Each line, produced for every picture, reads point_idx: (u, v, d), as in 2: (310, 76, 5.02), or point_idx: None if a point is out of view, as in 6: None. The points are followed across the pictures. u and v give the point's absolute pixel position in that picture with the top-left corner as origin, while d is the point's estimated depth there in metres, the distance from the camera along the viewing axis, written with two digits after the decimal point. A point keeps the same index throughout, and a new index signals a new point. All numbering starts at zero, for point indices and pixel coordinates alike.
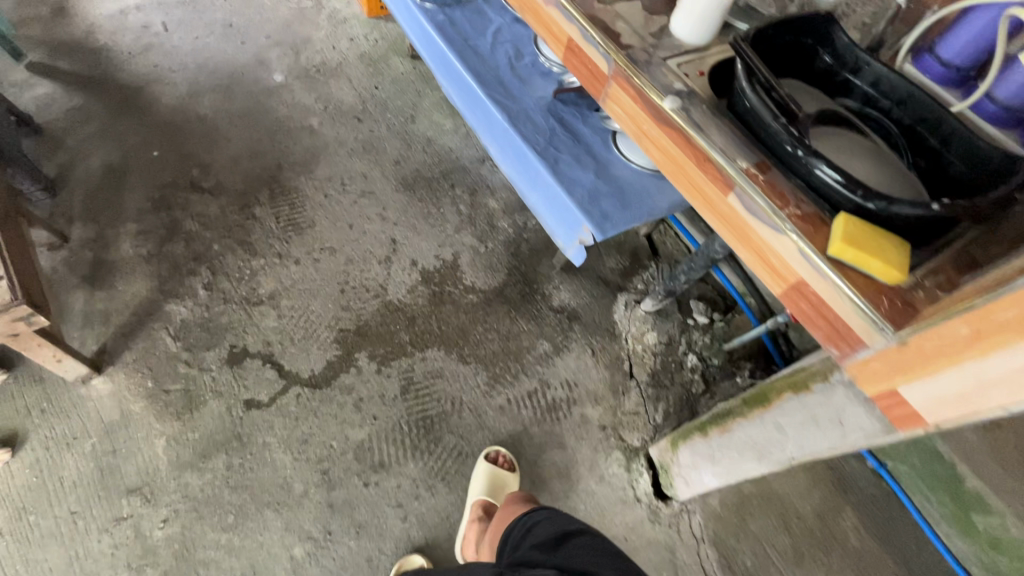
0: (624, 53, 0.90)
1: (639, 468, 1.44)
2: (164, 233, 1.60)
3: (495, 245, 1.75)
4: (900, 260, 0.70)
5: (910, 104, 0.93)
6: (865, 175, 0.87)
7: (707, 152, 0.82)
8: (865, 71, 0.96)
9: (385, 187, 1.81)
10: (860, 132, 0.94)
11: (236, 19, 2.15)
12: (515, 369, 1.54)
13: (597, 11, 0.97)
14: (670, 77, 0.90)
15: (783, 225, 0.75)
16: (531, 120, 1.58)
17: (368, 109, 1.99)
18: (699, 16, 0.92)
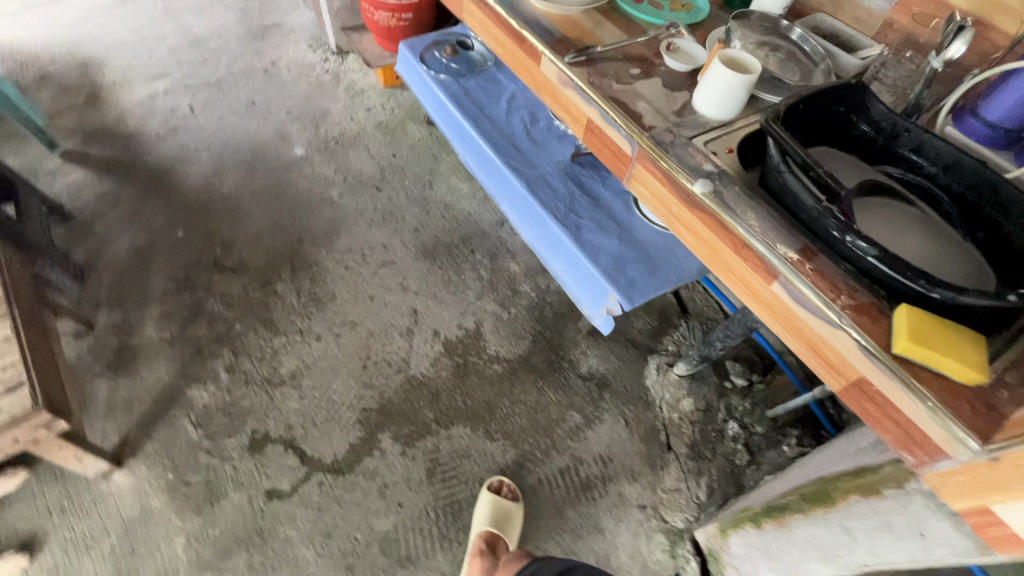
0: (648, 136, 0.88)
1: (685, 553, 1.33)
2: (187, 315, 1.60)
3: (518, 311, 1.71)
4: (977, 359, 0.63)
5: (958, 171, 0.87)
6: (915, 252, 0.84)
7: (745, 239, 0.77)
8: (905, 137, 0.91)
9: (405, 256, 1.80)
10: (906, 203, 0.89)
11: (258, 96, 2.23)
12: (545, 444, 1.47)
13: (617, 92, 0.95)
14: (698, 157, 0.86)
15: (837, 318, 0.69)
16: (550, 186, 1.57)
17: (386, 177, 2.01)
18: (721, 91, 0.89)
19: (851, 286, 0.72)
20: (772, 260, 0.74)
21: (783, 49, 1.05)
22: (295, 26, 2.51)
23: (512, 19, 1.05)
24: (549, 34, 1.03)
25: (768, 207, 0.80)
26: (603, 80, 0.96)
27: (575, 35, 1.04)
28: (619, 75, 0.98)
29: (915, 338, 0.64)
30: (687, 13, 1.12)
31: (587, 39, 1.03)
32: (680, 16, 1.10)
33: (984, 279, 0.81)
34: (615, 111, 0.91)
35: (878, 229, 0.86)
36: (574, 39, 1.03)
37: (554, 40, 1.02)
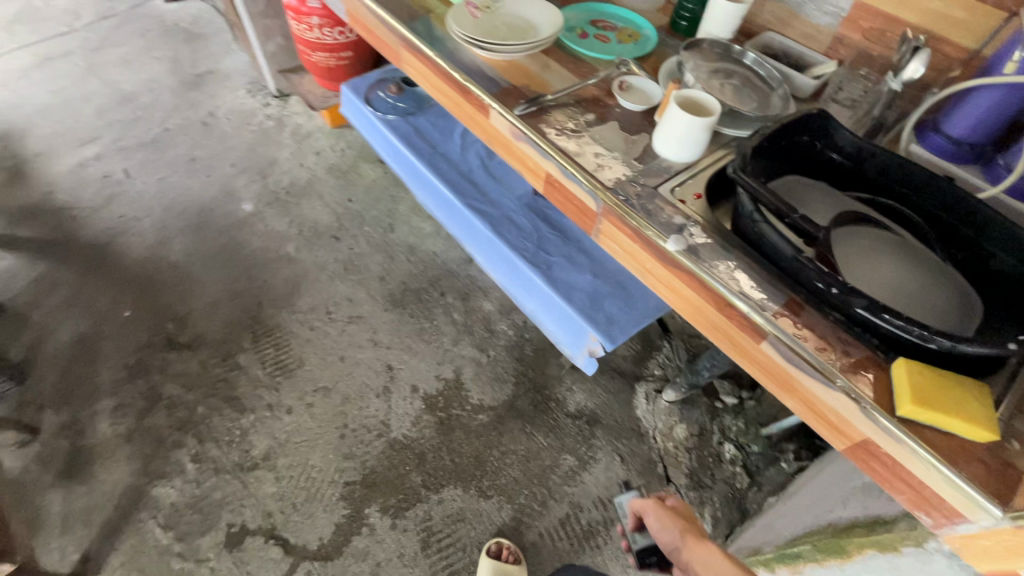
0: (612, 191, 0.83)
1: None
2: (144, 404, 1.49)
3: (497, 353, 1.65)
4: (984, 415, 0.60)
5: (930, 193, 0.84)
6: (898, 279, 0.80)
7: (726, 297, 0.73)
8: (873, 161, 0.88)
9: (372, 308, 1.71)
10: (882, 229, 0.86)
11: (199, 152, 2.10)
12: (541, 494, 1.41)
13: (574, 144, 0.90)
14: (667, 209, 0.81)
15: (835, 380, 0.65)
16: (514, 224, 1.51)
17: (344, 225, 1.92)
18: (680, 135, 0.85)
19: (843, 339, 0.69)
20: (759, 319, 0.70)
21: (738, 76, 1.01)
22: (230, 71, 2.39)
23: (456, 72, 0.99)
24: (496, 85, 0.97)
25: (747, 259, 0.76)
26: (559, 132, 0.91)
27: (523, 83, 0.98)
28: (574, 124, 0.92)
29: (919, 400, 0.60)
30: (635, 44, 1.10)
31: (537, 87, 0.98)
32: (629, 48, 1.09)
33: (972, 304, 0.79)
34: (575, 166, 0.86)
35: (858, 260, 0.82)
36: (523, 88, 0.97)
37: (502, 92, 0.97)
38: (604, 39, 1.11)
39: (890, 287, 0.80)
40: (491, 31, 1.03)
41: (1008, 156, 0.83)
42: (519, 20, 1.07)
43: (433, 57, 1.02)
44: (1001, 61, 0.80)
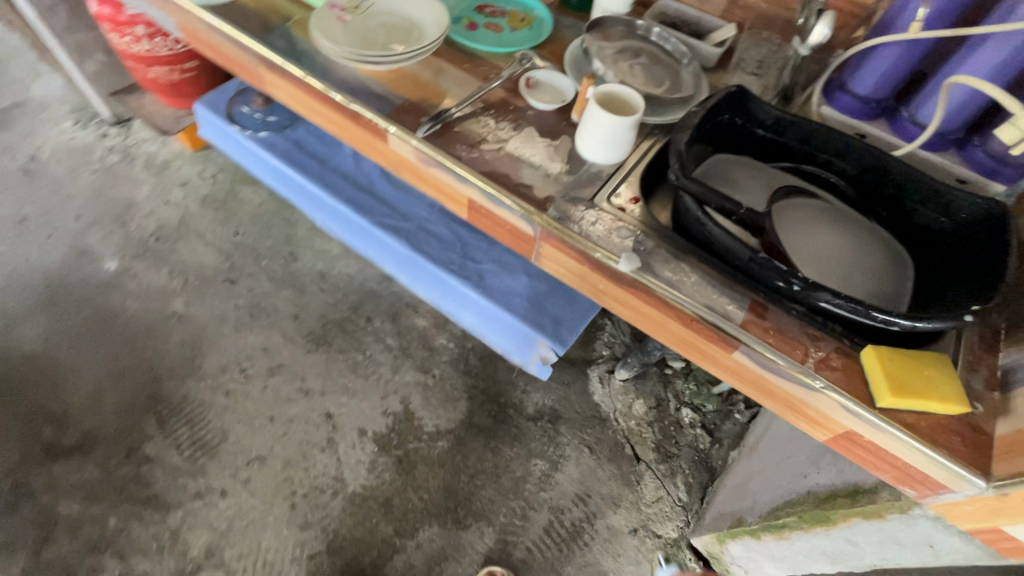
0: (548, 212, 0.74)
1: (689, 562, 1.32)
2: (37, 534, 1.23)
3: (442, 370, 1.55)
4: (955, 389, 0.61)
5: (850, 156, 0.85)
6: (836, 246, 0.82)
7: (692, 313, 0.68)
8: (793, 130, 0.86)
9: (293, 353, 1.53)
10: (812, 199, 0.86)
11: (29, 208, 1.72)
12: (520, 508, 1.36)
13: (494, 161, 0.79)
14: (609, 222, 0.74)
15: (814, 381, 0.63)
16: (433, 235, 1.38)
17: (236, 263, 1.68)
18: (608, 137, 0.77)
19: (813, 333, 0.67)
20: (727, 330, 0.66)
21: (646, 54, 0.95)
22: (46, 101, 1.96)
23: (337, 94, 0.84)
24: (389, 104, 0.84)
25: (701, 264, 0.71)
26: (474, 151, 0.80)
27: (419, 97, 0.85)
28: (488, 138, 0.82)
29: (897, 391, 0.60)
30: (530, 29, 1.00)
31: (436, 99, 0.85)
32: (525, 34, 0.98)
33: (902, 259, 0.81)
34: (500, 189, 0.76)
35: (801, 234, 0.81)
36: (421, 102, 0.84)
37: (397, 110, 0.83)
38: (495, 27, 0.99)
39: (836, 257, 0.80)
40: (369, 40, 0.88)
41: (911, 109, 0.85)
42: (399, 20, 0.92)
43: (306, 78, 0.86)
44: (898, 16, 0.80)
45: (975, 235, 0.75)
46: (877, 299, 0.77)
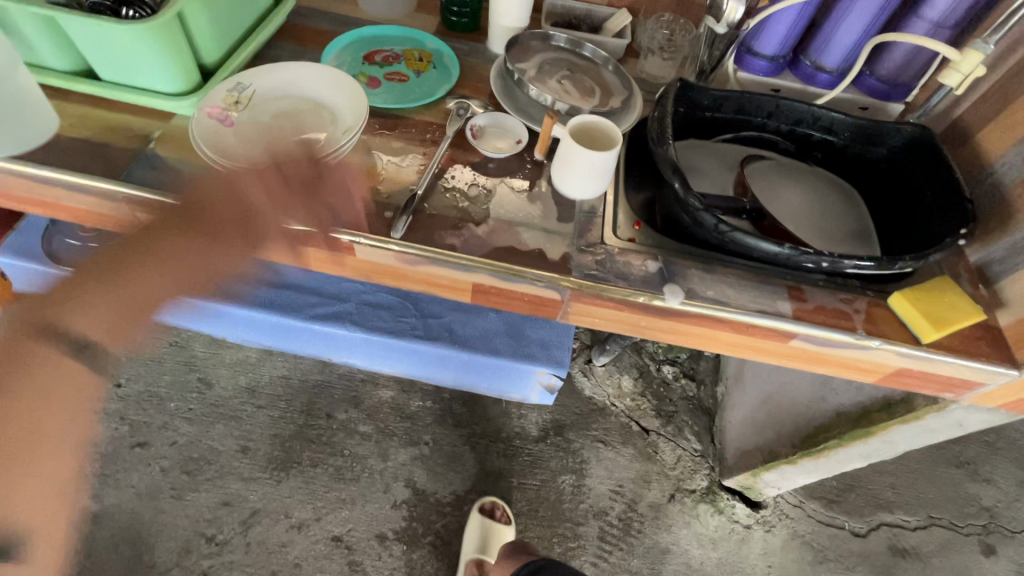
0: (573, 272, 0.69)
1: (727, 501, 1.43)
2: None
3: (433, 434, 1.44)
4: (971, 302, 0.69)
5: (782, 113, 0.90)
6: (802, 200, 0.88)
7: (747, 321, 0.69)
8: (729, 104, 0.90)
9: (262, 491, 1.31)
10: (763, 162, 0.91)
11: None
12: (569, 529, 1.35)
13: (489, 235, 0.70)
14: (632, 258, 0.71)
15: (870, 341, 0.68)
16: (379, 305, 1.22)
17: (138, 421, 1.36)
18: (582, 169, 0.72)
19: (846, 297, 0.72)
20: (784, 324, 0.68)
21: (564, 65, 0.91)
22: None
23: None
24: (338, 209, 0.69)
25: (729, 269, 0.72)
26: (462, 231, 0.70)
27: (367, 189, 0.72)
28: (467, 209, 0.72)
29: (938, 325, 0.67)
30: (435, 68, 0.89)
31: (387, 184, 0.73)
32: (435, 74, 0.88)
33: (851, 193, 0.90)
34: (512, 265, 0.68)
35: (770, 199, 0.87)
36: (373, 194, 0.71)
37: (353, 214, 0.69)
38: (399, 74, 0.87)
39: (805, 212, 0.87)
40: (279, 140, 0.72)
41: (810, 56, 0.92)
42: (298, 103, 0.76)
43: None
44: None
45: (907, 155, 0.85)
46: (852, 236, 0.85)
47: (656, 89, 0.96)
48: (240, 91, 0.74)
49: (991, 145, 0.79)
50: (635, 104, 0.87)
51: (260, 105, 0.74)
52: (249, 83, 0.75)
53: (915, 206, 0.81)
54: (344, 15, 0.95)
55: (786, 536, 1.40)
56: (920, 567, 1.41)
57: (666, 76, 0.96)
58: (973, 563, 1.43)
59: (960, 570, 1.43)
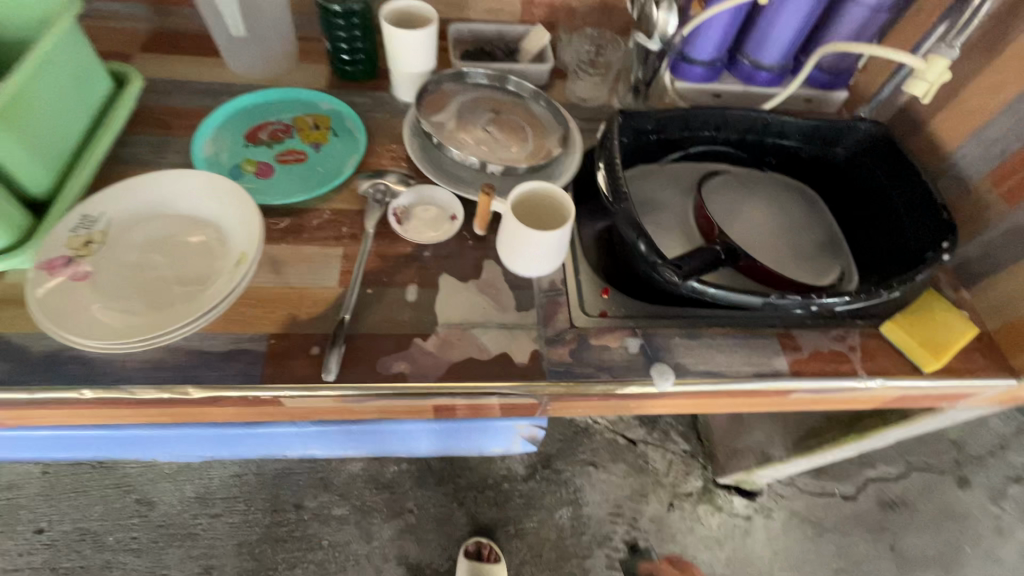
0: (547, 372, 0.59)
1: (725, 498, 1.42)
2: None
3: (416, 499, 1.33)
4: (963, 317, 0.66)
5: (732, 123, 0.82)
6: (765, 215, 0.81)
7: (744, 387, 0.62)
8: (674, 124, 0.81)
9: None
10: (719, 180, 0.83)
11: None
12: (577, 565, 1.30)
13: (442, 348, 0.59)
14: (609, 339, 0.62)
15: (873, 382, 0.63)
16: None
17: (73, 569, 1.17)
18: (535, 252, 0.62)
19: (839, 335, 0.66)
20: (784, 383, 0.62)
21: (486, 106, 0.79)
22: None
23: (171, 391, 0.53)
24: (251, 356, 0.56)
25: (713, 328, 0.65)
26: (409, 350, 0.59)
27: (283, 319, 0.59)
28: (410, 319, 0.61)
29: (937, 352, 0.63)
30: (336, 135, 0.75)
31: (307, 308, 0.60)
32: (339, 144, 0.74)
33: (811, 197, 0.84)
34: (477, 382, 0.58)
35: (734, 222, 0.80)
36: (292, 326, 0.58)
37: (272, 359, 0.56)
38: (295, 152, 0.72)
39: (772, 230, 0.80)
40: (155, 287, 0.56)
41: (748, 54, 0.84)
42: (173, 230, 0.60)
43: (98, 395, 0.52)
44: None
45: (865, 154, 0.80)
46: (825, 248, 0.79)
47: (590, 114, 0.86)
48: (90, 228, 0.57)
49: (948, 133, 0.74)
50: (574, 141, 0.77)
51: (123, 242, 0.58)
52: (100, 213, 0.58)
53: (883, 210, 0.76)
54: (211, 81, 0.79)
55: (785, 518, 1.42)
56: (909, 516, 1.46)
57: (599, 96, 0.86)
58: (953, 499, 1.50)
59: (944, 509, 1.49)
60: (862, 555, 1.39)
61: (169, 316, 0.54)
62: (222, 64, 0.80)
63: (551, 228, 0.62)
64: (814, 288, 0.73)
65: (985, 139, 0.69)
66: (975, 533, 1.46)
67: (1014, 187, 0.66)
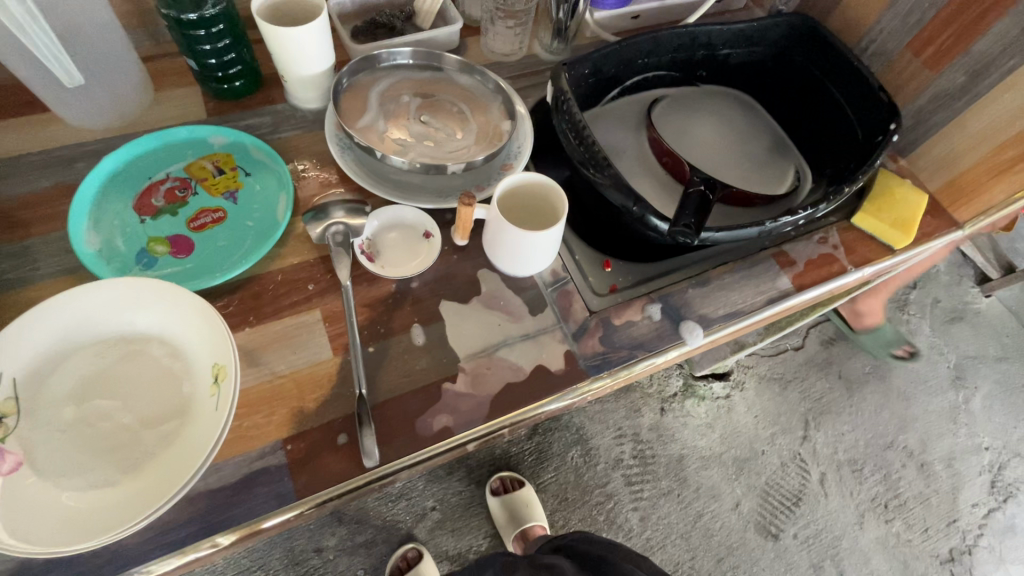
0: (588, 370, 0.57)
1: (705, 387, 1.49)
2: None
3: (434, 495, 1.30)
4: (915, 188, 0.72)
5: (663, 46, 0.77)
6: (715, 133, 0.80)
7: (760, 316, 0.64)
8: (610, 61, 0.75)
9: None
10: (663, 108, 0.80)
11: None
12: (601, 494, 1.34)
13: (475, 384, 0.54)
14: (630, 313, 0.61)
15: (861, 272, 0.68)
16: None
17: None
18: (520, 248, 0.56)
19: (821, 237, 0.69)
20: (793, 301, 0.65)
21: (410, 91, 0.68)
22: None
23: (196, 550, 0.44)
24: (273, 473, 0.48)
25: (716, 268, 0.65)
26: (444, 399, 0.53)
27: (291, 417, 0.50)
28: (430, 365, 0.54)
29: (905, 230, 0.68)
30: (247, 175, 0.62)
31: (311, 393, 0.51)
32: (257, 184, 0.62)
33: (747, 104, 0.85)
34: (525, 407, 0.54)
35: (689, 148, 0.78)
36: (305, 420, 0.50)
37: (299, 467, 0.48)
38: (210, 211, 0.59)
39: (726, 147, 0.79)
40: (124, 441, 0.45)
41: None
42: (107, 362, 0.47)
43: None
44: None
45: (791, 48, 0.80)
46: (776, 151, 0.81)
47: (517, 70, 0.78)
48: None
49: (863, 10, 0.76)
50: (519, 109, 0.69)
51: (49, 400, 0.45)
52: None
53: (821, 103, 0.78)
54: (54, 146, 0.61)
55: (756, 384, 1.52)
56: (847, 345, 1.59)
57: (520, 47, 0.78)
58: None
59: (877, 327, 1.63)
60: (821, 392, 1.52)
61: (160, 472, 0.43)
62: (58, 120, 0.62)
63: (544, 225, 0.59)
64: (782, 195, 0.75)
65: (900, 12, 0.72)
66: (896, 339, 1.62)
67: (935, 54, 0.70)
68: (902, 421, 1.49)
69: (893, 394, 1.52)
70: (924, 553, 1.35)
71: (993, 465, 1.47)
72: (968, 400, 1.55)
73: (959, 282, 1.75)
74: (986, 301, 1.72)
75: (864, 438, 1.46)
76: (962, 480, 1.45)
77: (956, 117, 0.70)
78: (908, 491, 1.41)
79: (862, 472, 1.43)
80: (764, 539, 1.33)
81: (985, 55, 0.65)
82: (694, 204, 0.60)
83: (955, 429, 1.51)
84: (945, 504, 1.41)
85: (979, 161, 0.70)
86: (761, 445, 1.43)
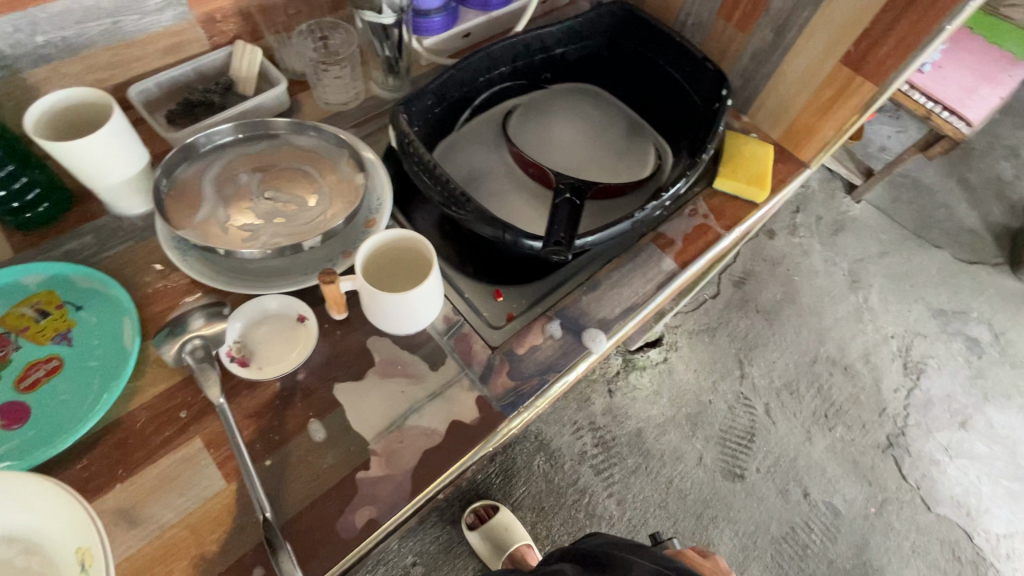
0: (505, 410, 0.55)
1: (643, 356, 1.52)
2: None
3: (411, 549, 1.24)
4: (758, 141, 0.77)
5: (500, 59, 0.76)
6: (574, 131, 0.81)
7: (653, 304, 0.66)
8: (451, 86, 0.73)
9: None
10: (518, 117, 0.80)
11: None
12: (574, 491, 1.33)
13: (391, 463, 0.51)
14: (531, 338, 0.60)
15: (733, 233, 0.71)
16: None
17: None
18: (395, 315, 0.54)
19: (691, 210, 0.72)
20: (680, 279, 0.67)
21: (244, 168, 0.63)
22: None
23: None
24: None
25: (601, 268, 0.66)
26: (362, 491, 0.50)
27: (192, 570, 0.45)
28: (337, 460, 0.51)
29: (760, 184, 0.72)
30: (77, 309, 0.55)
31: (210, 534, 0.46)
32: (91, 317, 0.55)
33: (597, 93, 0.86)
34: (448, 470, 0.52)
35: (552, 152, 0.78)
36: (210, 567, 0.45)
37: None
38: (41, 362, 0.52)
39: (586, 142, 0.80)
40: None
41: None
42: None
43: None
44: None
45: (619, 34, 0.83)
46: (633, 133, 0.82)
47: (358, 118, 0.75)
48: None
49: None
50: (368, 157, 0.66)
51: None
52: None
53: (660, 81, 0.82)
54: None
55: (688, 340, 1.56)
56: (757, 280, 1.67)
57: (356, 92, 0.75)
58: (771, 250, 1.72)
59: (777, 254, 1.71)
60: (746, 329, 1.59)
61: None
62: None
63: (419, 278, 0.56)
64: (648, 176, 0.76)
65: None
66: (795, 262, 1.71)
67: (744, 16, 0.74)
68: (819, 334, 1.59)
69: (805, 312, 1.62)
70: (867, 447, 1.46)
71: (902, 349, 1.61)
72: (868, 298, 1.67)
73: (833, 195, 1.85)
74: (859, 207, 1.84)
75: (792, 360, 1.56)
76: (881, 370, 1.57)
77: (777, 70, 0.75)
78: (840, 395, 1.52)
79: (799, 392, 1.52)
80: (732, 483, 1.38)
81: (783, 11, 0.70)
82: (564, 215, 0.60)
83: (863, 326, 1.62)
84: (872, 397, 1.53)
85: (807, 104, 0.74)
86: (707, 396, 1.48)
